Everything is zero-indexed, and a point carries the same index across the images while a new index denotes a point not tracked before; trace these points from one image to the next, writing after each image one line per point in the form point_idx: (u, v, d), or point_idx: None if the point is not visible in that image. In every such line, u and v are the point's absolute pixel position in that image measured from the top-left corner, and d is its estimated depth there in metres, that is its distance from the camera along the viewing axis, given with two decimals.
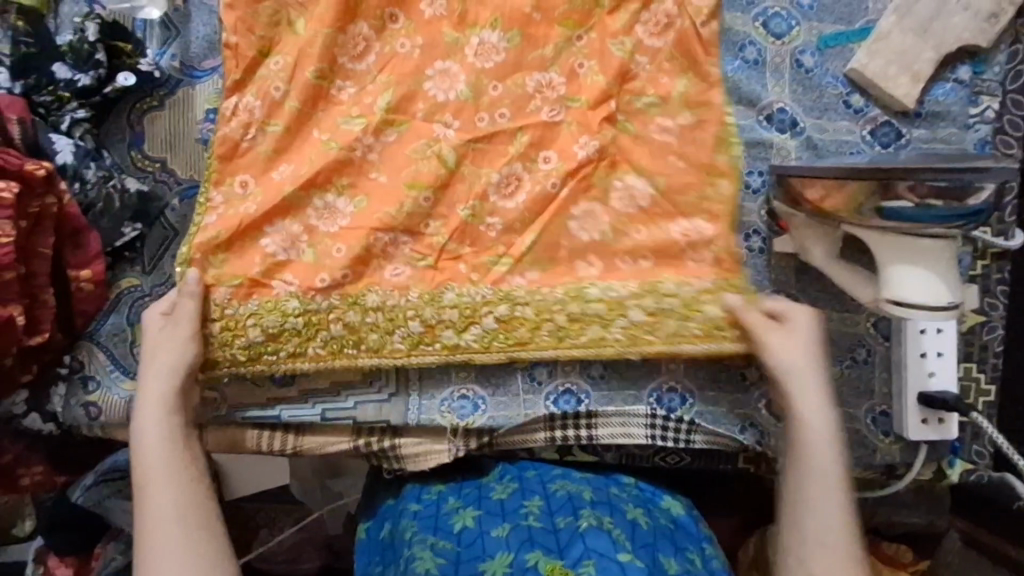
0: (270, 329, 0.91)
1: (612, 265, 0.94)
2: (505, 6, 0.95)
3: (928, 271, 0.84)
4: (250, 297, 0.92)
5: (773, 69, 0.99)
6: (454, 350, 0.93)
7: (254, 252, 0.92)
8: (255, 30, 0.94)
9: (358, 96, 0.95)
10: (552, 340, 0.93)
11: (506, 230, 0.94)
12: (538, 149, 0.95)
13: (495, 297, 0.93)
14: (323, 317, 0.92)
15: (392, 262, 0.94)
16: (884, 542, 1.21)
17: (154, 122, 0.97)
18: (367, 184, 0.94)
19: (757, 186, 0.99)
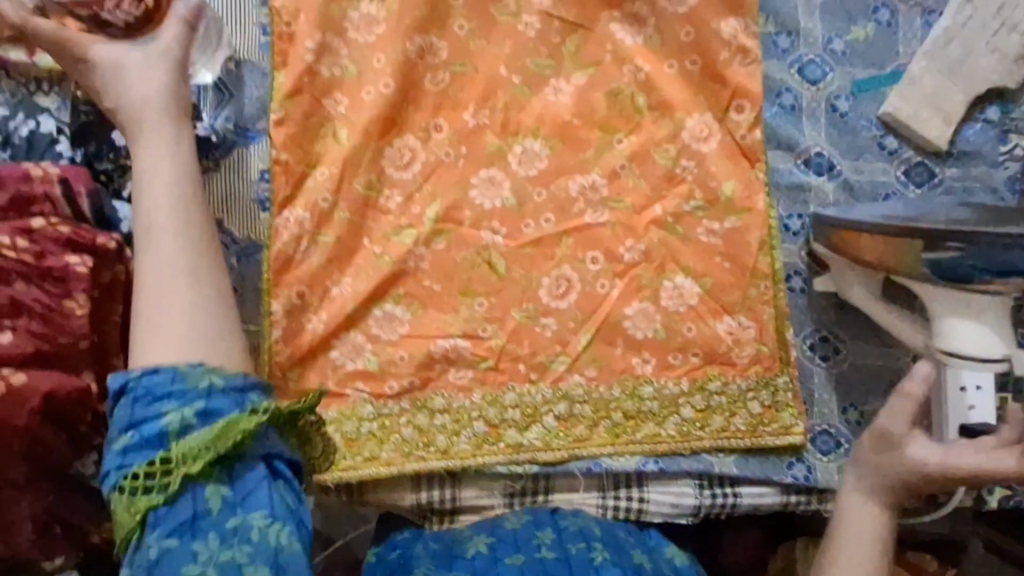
0: (348, 435, 0.99)
1: (665, 362, 1.02)
2: (548, 116, 0.99)
3: (976, 322, 0.89)
4: (329, 406, 0.99)
5: (809, 114, 1.02)
6: (518, 448, 1.00)
7: (325, 365, 0.99)
8: (304, 145, 0.97)
9: (404, 206, 0.99)
10: (608, 436, 1.01)
11: (561, 330, 1.01)
12: (584, 250, 1.01)
13: (554, 396, 1.01)
14: (395, 421, 1.00)
15: (456, 365, 1.00)
16: (910, 552, 1.20)
17: (210, 184, 0.98)
18: (421, 291, 1.00)
19: (797, 229, 1.03)
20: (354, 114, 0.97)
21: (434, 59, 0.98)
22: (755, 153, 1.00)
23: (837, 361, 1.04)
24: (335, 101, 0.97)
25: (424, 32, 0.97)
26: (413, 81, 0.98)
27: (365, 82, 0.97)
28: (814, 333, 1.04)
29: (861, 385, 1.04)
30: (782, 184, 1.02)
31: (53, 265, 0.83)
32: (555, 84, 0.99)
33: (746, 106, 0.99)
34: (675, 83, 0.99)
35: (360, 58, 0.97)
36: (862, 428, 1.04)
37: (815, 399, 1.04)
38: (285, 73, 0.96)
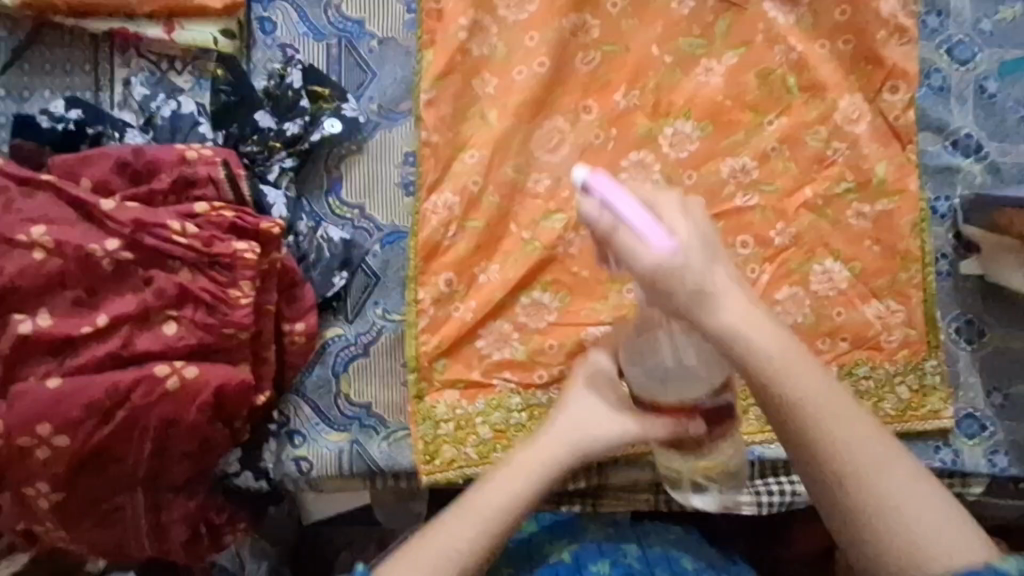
0: (497, 426, 0.95)
1: (813, 348, 1.00)
2: (700, 97, 0.97)
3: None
4: (476, 396, 0.96)
5: (957, 95, 1.01)
6: None
7: (471, 355, 0.96)
8: (450, 127, 0.94)
9: (553, 190, 0.96)
10: (758, 424, 1.00)
11: None
12: (734, 235, 0.99)
13: None
14: (544, 412, 0.96)
15: None
16: None
17: (352, 167, 0.95)
18: (569, 278, 0.97)
19: (945, 211, 1.01)
20: (504, 96, 0.94)
21: (586, 38, 0.96)
22: (907, 133, 0.98)
23: (982, 344, 1.03)
24: (483, 81, 0.95)
25: (579, 10, 0.96)
26: (567, 61, 0.96)
27: (516, 62, 0.94)
28: (960, 316, 1.03)
29: (1008, 368, 1.02)
30: (931, 166, 1.01)
31: (222, 251, 0.79)
32: (706, 64, 0.97)
33: (901, 87, 0.97)
34: (826, 64, 0.98)
35: (510, 37, 0.95)
36: (1007, 411, 1.02)
37: (961, 383, 1.03)
38: (435, 52, 0.93)
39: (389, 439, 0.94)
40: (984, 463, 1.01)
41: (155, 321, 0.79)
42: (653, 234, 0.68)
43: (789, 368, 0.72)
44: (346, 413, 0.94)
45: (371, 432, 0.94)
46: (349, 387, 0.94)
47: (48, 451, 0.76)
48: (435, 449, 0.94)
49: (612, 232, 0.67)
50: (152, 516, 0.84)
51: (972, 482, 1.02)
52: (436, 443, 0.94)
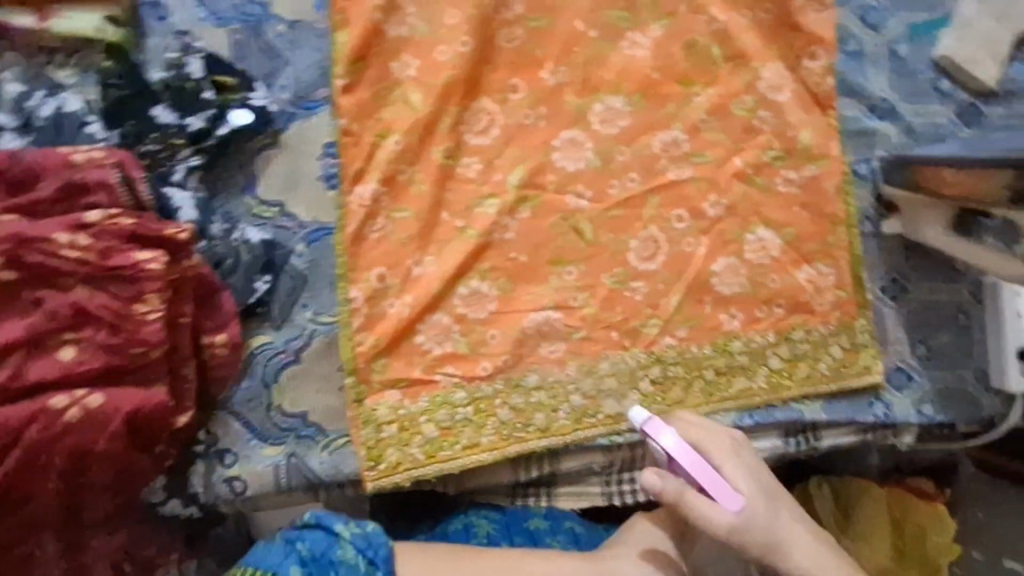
0: (443, 423, 0.92)
1: (752, 316, 1.01)
2: (628, 70, 0.95)
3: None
4: (419, 395, 0.92)
5: (873, 60, 1.03)
6: (617, 419, 0.97)
7: (411, 352, 0.92)
8: (372, 113, 0.88)
9: (485, 173, 0.92)
10: (703, 396, 1.00)
11: (651, 293, 0.98)
12: (671, 208, 0.98)
13: (648, 360, 0.98)
14: (490, 403, 0.93)
15: (548, 339, 0.96)
16: (908, 479, 1.25)
17: (269, 162, 0.87)
18: (508, 264, 0.94)
19: (866, 172, 1.04)
20: (427, 77, 0.89)
21: (508, 14, 0.92)
22: (828, 99, 1.00)
23: (905, 300, 1.07)
24: (404, 63, 0.88)
25: None
26: (489, 38, 0.91)
27: (437, 42, 0.89)
28: (885, 275, 1.06)
29: (928, 319, 1.08)
30: (852, 130, 1.03)
31: (122, 263, 0.72)
32: (632, 37, 0.95)
33: (820, 53, 0.99)
34: (750, 33, 0.98)
35: (430, 16, 0.89)
36: (930, 361, 1.08)
37: (889, 338, 1.07)
38: (349, 33, 0.87)
39: (329, 448, 0.90)
40: (913, 414, 1.06)
41: (50, 346, 0.70)
42: (720, 496, 0.81)
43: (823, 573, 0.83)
44: (281, 424, 0.89)
45: (310, 442, 0.89)
46: (281, 396, 0.89)
47: None
48: (380, 452, 0.90)
49: (682, 499, 0.80)
50: (70, 559, 0.78)
51: (904, 432, 1.08)
52: (380, 447, 0.90)
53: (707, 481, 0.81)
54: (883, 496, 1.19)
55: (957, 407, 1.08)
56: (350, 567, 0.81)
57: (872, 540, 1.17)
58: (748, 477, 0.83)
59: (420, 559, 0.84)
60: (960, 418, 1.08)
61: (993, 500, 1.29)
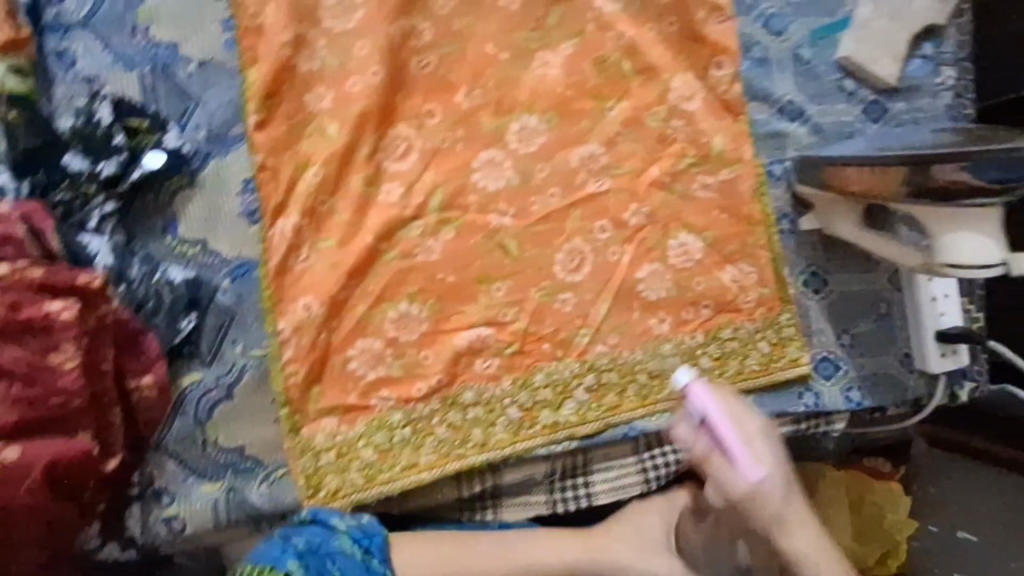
0: (380, 446, 0.93)
1: (680, 318, 1.04)
2: (541, 89, 0.97)
3: (974, 234, 0.86)
4: (355, 420, 0.93)
5: (777, 65, 1.07)
6: (555, 428, 0.99)
7: (345, 379, 0.93)
8: (288, 147, 0.89)
9: (406, 198, 0.94)
10: (638, 400, 1.02)
11: (579, 303, 1.00)
12: (593, 220, 1.00)
13: (582, 369, 1.01)
14: (427, 423, 0.95)
15: (481, 355, 0.97)
16: (866, 458, 1.31)
17: (188, 203, 0.87)
18: (436, 285, 0.95)
19: (779, 174, 1.08)
20: (340, 108, 0.90)
21: (419, 41, 0.93)
22: (737, 106, 1.03)
23: (827, 292, 1.11)
24: (317, 96, 0.90)
25: (406, 14, 0.92)
26: (400, 66, 0.93)
27: (349, 72, 0.90)
28: (806, 269, 1.10)
29: (849, 309, 1.12)
30: (762, 133, 1.07)
31: (33, 315, 0.73)
32: (543, 56, 0.97)
33: (725, 62, 1.02)
34: (657, 46, 1.01)
35: (340, 47, 0.90)
36: (855, 349, 1.12)
37: (814, 330, 1.11)
38: (258, 69, 0.87)
39: (269, 480, 0.90)
40: (843, 400, 1.10)
41: None
42: (746, 463, 0.77)
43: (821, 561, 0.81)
44: (216, 461, 0.89)
45: (248, 476, 0.90)
46: (215, 433, 0.89)
47: None
48: (318, 481, 0.91)
49: (708, 456, 0.78)
50: None
51: (835, 419, 1.12)
52: (319, 475, 0.91)
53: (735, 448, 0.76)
54: (838, 478, 1.22)
55: (884, 391, 1.12)
56: (349, 556, 0.87)
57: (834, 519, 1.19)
58: (771, 455, 0.78)
59: (412, 548, 0.92)
60: (889, 401, 1.13)
61: (949, 476, 1.29)
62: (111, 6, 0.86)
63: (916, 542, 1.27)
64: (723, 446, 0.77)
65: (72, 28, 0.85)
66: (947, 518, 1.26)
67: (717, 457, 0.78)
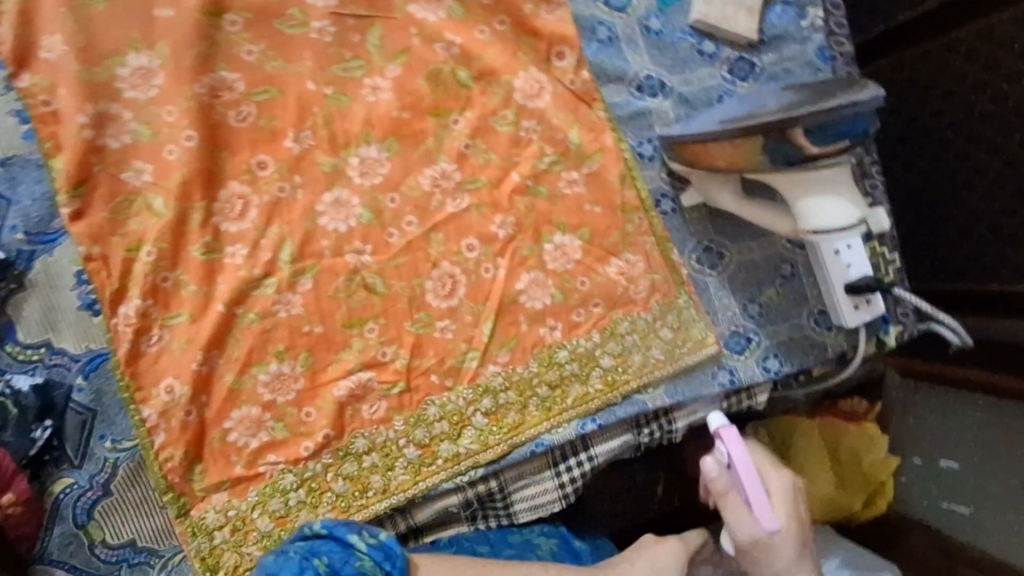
0: (276, 512, 0.90)
1: (571, 322, 1.00)
2: (374, 117, 0.93)
3: (825, 195, 0.92)
4: (247, 490, 0.90)
5: (627, 41, 1.02)
6: (457, 459, 0.95)
7: (226, 452, 0.90)
8: (115, 230, 0.86)
9: (252, 257, 0.90)
10: (541, 413, 0.98)
11: (461, 328, 0.97)
12: (458, 240, 0.96)
13: (476, 394, 0.97)
14: (322, 480, 0.92)
15: (366, 400, 0.94)
16: (840, 401, 1.28)
17: (21, 306, 0.84)
18: (304, 338, 0.92)
19: (650, 153, 1.03)
20: (162, 180, 0.87)
21: (232, 94, 0.89)
22: (587, 94, 0.99)
23: (725, 265, 1.07)
24: (137, 170, 0.87)
25: (211, 68, 0.88)
26: (217, 124, 0.89)
27: (163, 141, 0.87)
28: (698, 245, 1.06)
29: (753, 278, 1.08)
30: (624, 115, 1.02)
31: None
32: (370, 83, 0.93)
33: (566, 51, 0.99)
34: (491, 48, 0.96)
35: (148, 116, 0.87)
36: (765, 317, 1.07)
37: (717, 306, 1.06)
38: (63, 157, 0.84)
39: (166, 567, 0.88)
40: (760, 371, 1.06)
41: None
42: (762, 516, 0.84)
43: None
44: (107, 560, 0.87)
45: (144, 567, 0.88)
46: (100, 532, 0.86)
47: None
48: (216, 560, 0.88)
49: (726, 495, 0.87)
50: None
51: (756, 391, 1.08)
52: (216, 554, 0.88)
53: (751, 480, 0.85)
54: (809, 427, 1.22)
55: (801, 353, 1.08)
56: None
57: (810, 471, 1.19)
58: (768, 485, 0.87)
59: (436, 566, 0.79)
60: (810, 362, 1.09)
61: (918, 406, 1.25)
62: None
63: (900, 476, 1.26)
64: (750, 504, 0.86)
65: None
66: (922, 448, 1.22)
67: (734, 487, 0.87)
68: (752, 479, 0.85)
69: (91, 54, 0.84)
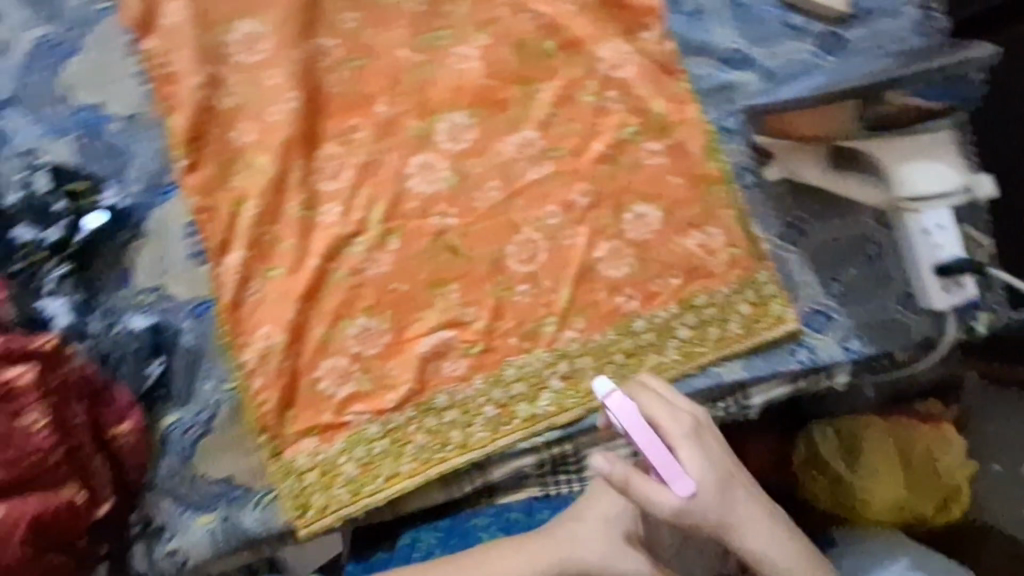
0: (362, 459, 0.95)
1: (648, 293, 1.01)
2: (462, 84, 0.97)
3: (925, 162, 0.91)
4: (334, 438, 0.95)
5: (713, 13, 1.02)
6: (534, 420, 0.97)
7: (318, 400, 0.95)
8: (223, 185, 0.92)
9: (345, 215, 0.95)
10: (617, 380, 0.99)
11: (540, 293, 0.99)
12: (539, 207, 0.99)
13: (553, 358, 0.99)
14: (404, 432, 0.96)
15: (448, 358, 0.97)
16: (915, 402, 1.20)
17: (141, 252, 0.91)
18: (390, 296, 0.96)
19: (733, 126, 1.02)
20: (265, 139, 0.93)
21: (329, 59, 0.95)
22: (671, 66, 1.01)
23: (807, 242, 1.04)
24: (240, 130, 0.93)
25: (311, 35, 0.94)
26: (316, 89, 0.94)
27: (267, 102, 0.93)
28: (780, 221, 1.04)
29: (836, 257, 1.05)
30: (706, 88, 1.01)
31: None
32: (459, 51, 0.97)
33: (651, 23, 1.00)
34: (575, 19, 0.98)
35: (253, 79, 0.93)
36: (847, 297, 1.05)
37: (798, 284, 1.04)
38: (178, 115, 0.91)
39: (261, 505, 0.93)
40: (840, 351, 1.04)
41: None
42: (672, 480, 0.75)
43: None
44: (209, 494, 0.93)
45: (240, 503, 0.93)
46: (203, 467, 0.92)
47: None
48: (306, 500, 0.94)
49: (629, 480, 0.74)
50: None
51: (836, 372, 1.05)
52: (304, 495, 0.94)
53: (649, 449, 0.75)
54: (879, 426, 1.15)
55: (883, 336, 1.05)
56: None
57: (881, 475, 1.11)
58: (669, 437, 0.77)
59: None
60: (892, 346, 1.05)
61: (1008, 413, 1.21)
62: (35, 78, 0.90)
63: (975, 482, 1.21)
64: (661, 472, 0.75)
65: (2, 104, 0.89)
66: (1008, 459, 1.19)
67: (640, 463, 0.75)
68: (653, 443, 0.75)
69: (206, 21, 0.92)
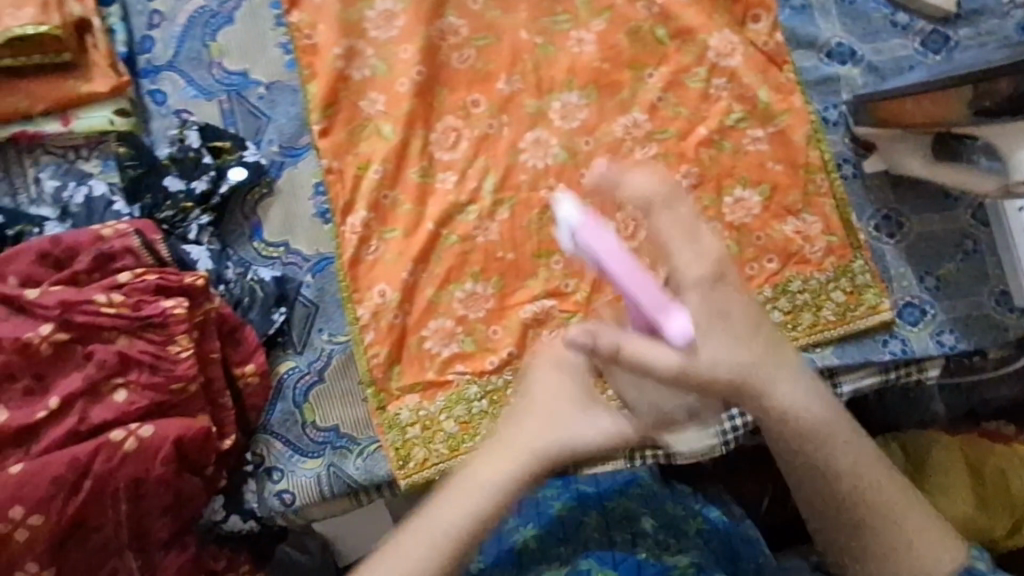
0: (461, 418, 0.97)
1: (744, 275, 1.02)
2: (577, 66, 1.02)
3: None
4: (435, 396, 0.97)
5: (820, 9, 1.06)
6: None
7: (421, 357, 0.98)
8: (351, 150, 0.99)
9: (461, 184, 1.00)
10: None
11: None
12: None
13: None
14: (503, 393, 0.97)
15: (546, 327, 0.99)
16: (984, 422, 1.15)
17: (269, 209, 0.99)
18: (496, 264, 1.00)
19: (836, 118, 1.06)
20: (393, 109, 0.99)
21: (456, 38, 1.02)
22: (778, 56, 1.04)
23: (904, 234, 1.05)
24: (371, 100, 1.00)
25: (441, 15, 1.02)
26: (442, 66, 1.01)
27: (397, 76, 1.00)
28: (876, 212, 1.05)
29: (931, 251, 1.04)
30: (812, 80, 1.05)
31: (152, 312, 0.88)
32: (576, 35, 1.03)
33: (761, 15, 1.04)
34: (688, 9, 1.03)
35: (387, 54, 1.00)
36: (943, 292, 1.03)
37: (893, 275, 1.04)
38: (317, 82, 0.99)
39: (363, 454, 0.96)
40: (933, 345, 1.01)
41: (104, 391, 0.87)
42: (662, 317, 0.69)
43: (838, 429, 0.78)
44: (316, 440, 0.96)
45: (344, 451, 0.96)
46: (313, 413, 0.97)
47: (26, 532, 0.82)
48: (407, 453, 0.96)
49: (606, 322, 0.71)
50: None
51: (927, 366, 1.02)
52: (407, 447, 0.96)
53: (616, 268, 0.70)
54: (950, 443, 1.10)
55: (980, 333, 1.01)
56: None
57: (949, 491, 1.07)
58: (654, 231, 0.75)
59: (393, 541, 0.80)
60: (987, 343, 1.01)
61: None
62: (191, 46, 1.01)
63: None
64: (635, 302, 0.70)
65: (162, 69, 1.01)
66: None
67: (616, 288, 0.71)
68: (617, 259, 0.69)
69: None
